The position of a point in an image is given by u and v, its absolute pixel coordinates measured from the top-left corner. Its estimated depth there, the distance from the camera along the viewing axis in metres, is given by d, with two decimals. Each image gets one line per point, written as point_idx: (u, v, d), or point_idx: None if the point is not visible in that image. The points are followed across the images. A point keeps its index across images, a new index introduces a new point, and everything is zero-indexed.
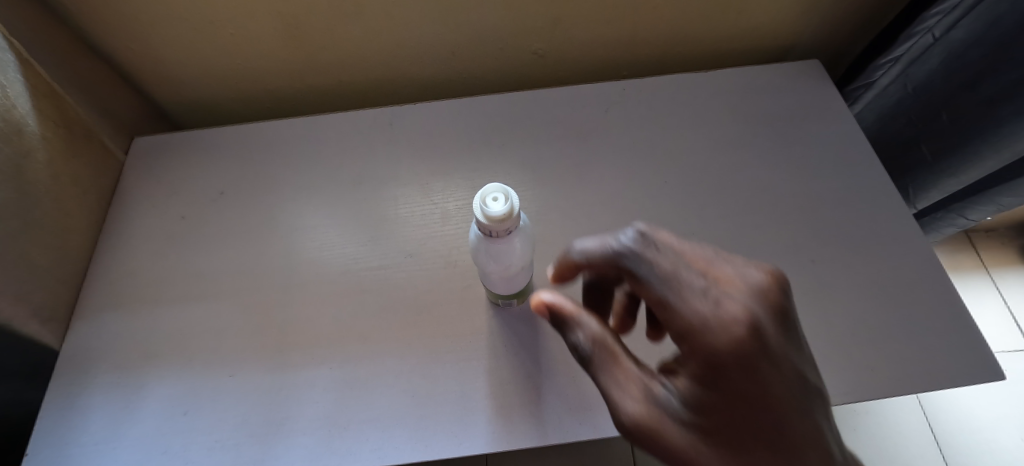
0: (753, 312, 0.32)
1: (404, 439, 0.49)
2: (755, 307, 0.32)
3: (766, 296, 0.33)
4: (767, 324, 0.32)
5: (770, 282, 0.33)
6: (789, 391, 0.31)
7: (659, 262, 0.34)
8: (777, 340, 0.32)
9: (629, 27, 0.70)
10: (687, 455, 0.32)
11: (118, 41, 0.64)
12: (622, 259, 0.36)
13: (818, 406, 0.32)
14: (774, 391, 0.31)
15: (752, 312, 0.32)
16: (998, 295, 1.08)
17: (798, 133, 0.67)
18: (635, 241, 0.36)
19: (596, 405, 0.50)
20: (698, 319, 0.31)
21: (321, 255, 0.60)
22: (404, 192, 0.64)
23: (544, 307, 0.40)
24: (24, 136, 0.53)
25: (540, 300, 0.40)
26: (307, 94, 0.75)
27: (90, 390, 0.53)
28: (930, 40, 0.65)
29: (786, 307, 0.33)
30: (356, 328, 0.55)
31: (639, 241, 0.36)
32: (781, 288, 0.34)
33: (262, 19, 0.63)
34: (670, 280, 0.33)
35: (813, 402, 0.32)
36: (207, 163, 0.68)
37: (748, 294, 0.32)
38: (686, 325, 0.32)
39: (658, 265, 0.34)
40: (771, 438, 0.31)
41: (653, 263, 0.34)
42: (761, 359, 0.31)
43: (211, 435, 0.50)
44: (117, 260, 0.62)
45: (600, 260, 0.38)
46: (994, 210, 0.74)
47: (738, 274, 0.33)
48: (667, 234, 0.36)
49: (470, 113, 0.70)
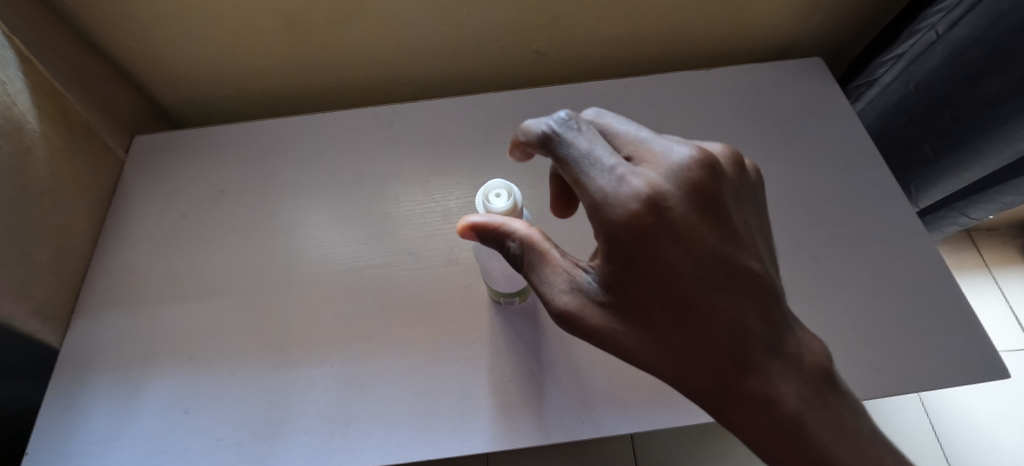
0: (663, 191, 0.30)
1: (406, 438, 0.49)
2: (667, 186, 0.30)
3: (683, 174, 0.30)
4: (680, 202, 0.30)
5: (693, 156, 0.31)
6: (702, 272, 0.31)
7: (574, 146, 0.32)
8: (690, 218, 0.30)
9: (630, 25, 0.70)
10: (604, 332, 0.35)
11: (119, 39, 0.64)
12: (542, 146, 0.33)
13: (740, 284, 0.32)
14: (685, 272, 0.31)
15: (662, 191, 0.30)
16: (1000, 294, 1.08)
17: (800, 131, 0.67)
18: (557, 128, 0.33)
19: (599, 403, 0.50)
20: (601, 193, 0.30)
21: (321, 253, 0.60)
22: (405, 190, 0.64)
23: (472, 229, 0.37)
24: (25, 134, 0.53)
25: (469, 224, 0.37)
26: (308, 92, 0.75)
27: (90, 388, 0.53)
28: (933, 37, 0.64)
29: (710, 181, 0.31)
30: (356, 327, 0.55)
31: (561, 128, 0.32)
32: (708, 161, 0.31)
33: (263, 17, 0.62)
34: (582, 164, 0.31)
35: (733, 281, 0.32)
36: (208, 162, 0.68)
37: (658, 173, 0.31)
38: (592, 209, 0.31)
39: (573, 151, 0.31)
40: (678, 314, 0.32)
41: (568, 148, 0.32)
42: (660, 235, 0.30)
43: (211, 434, 0.50)
44: (117, 258, 0.62)
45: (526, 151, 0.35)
46: (996, 209, 0.74)
47: (657, 154, 0.31)
48: (600, 123, 0.34)
49: (471, 111, 0.69)
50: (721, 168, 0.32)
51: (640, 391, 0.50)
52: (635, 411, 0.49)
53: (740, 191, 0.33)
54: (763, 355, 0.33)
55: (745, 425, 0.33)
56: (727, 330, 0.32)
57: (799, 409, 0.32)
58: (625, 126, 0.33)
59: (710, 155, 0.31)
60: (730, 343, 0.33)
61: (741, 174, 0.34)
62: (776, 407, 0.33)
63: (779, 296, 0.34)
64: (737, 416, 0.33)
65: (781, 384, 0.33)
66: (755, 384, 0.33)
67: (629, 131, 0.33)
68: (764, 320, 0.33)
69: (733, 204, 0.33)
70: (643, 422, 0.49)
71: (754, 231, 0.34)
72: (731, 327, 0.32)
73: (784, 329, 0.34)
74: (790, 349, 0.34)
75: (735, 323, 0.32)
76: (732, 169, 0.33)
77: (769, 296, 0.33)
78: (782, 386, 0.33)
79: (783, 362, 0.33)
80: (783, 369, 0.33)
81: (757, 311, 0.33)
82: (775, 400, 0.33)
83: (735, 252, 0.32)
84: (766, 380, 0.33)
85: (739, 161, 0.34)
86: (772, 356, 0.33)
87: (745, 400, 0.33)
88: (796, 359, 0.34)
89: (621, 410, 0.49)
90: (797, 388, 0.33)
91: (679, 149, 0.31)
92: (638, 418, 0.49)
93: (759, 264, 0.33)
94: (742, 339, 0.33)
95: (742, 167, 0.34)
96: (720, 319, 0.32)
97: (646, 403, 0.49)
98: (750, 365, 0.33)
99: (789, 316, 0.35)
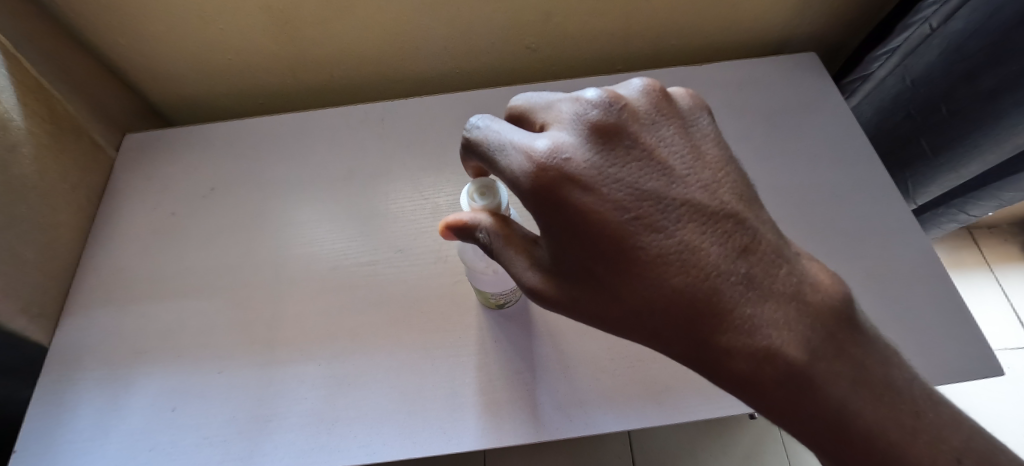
0: (563, 149, 0.32)
1: (393, 436, 0.48)
2: (567, 141, 0.32)
3: (583, 125, 0.32)
4: (585, 154, 0.32)
5: (587, 106, 0.33)
6: (633, 218, 0.31)
7: (484, 135, 0.34)
8: (600, 166, 0.32)
9: (623, 19, 0.69)
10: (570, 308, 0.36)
11: (106, 37, 0.64)
12: (464, 144, 0.35)
13: (685, 223, 0.31)
14: (616, 223, 0.31)
15: (563, 149, 0.32)
16: (999, 290, 1.07)
17: (793, 127, 0.66)
18: (469, 127, 0.35)
19: (588, 401, 0.49)
20: (508, 169, 0.32)
21: (310, 250, 0.60)
22: (396, 187, 0.64)
23: (448, 231, 0.37)
24: (9, 131, 0.53)
25: (444, 225, 0.36)
26: (298, 88, 0.75)
27: (78, 386, 0.53)
28: (927, 30, 0.63)
29: (615, 124, 0.32)
30: (345, 325, 0.55)
31: (472, 125, 0.35)
32: (605, 104, 0.33)
33: (250, 14, 0.62)
34: (490, 148, 0.33)
35: (668, 222, 0.31)
36: (197, 159, 0.68)
37: (558, 132, 0.33)
38: (504, 183, 0.33)
39: (484, 138, 0.34)
40: (622, 270, 0.32)
41: (479, 138, 0.34)
42: (568, 188, 0.31)
43: (198, 432, 0.50)
44: (106, 256, 0.62)
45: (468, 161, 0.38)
46: (996, 206, 0.73)
47: (557, 116, 0.34)
48: (516, 106, 0.36)
49: (462, 107, 0.69)
50: (626, 105, 0.33)
51: (629, 389, 0.50)
52: (625, 410, 0.49)
53: (668, 123, 0.33)
54: (743, 299, 0.31)
55: (735, 380, 0.31)
56: (688, 279, 0.31)
57: (798, 357, 0.30)
58: (533, 101, 0.35)
59: (607, 97, 0.33)
60: (696, 294, 0.31)
61: (664, 106, 0.34)
62: (770, 359, 0.30)
63: (743, 224, 0.32)
64: (731, 376, 0.31)
65: (774, 331, 0.30)
66: (738, 337, 0.31)
67: (537, 103, 0.35)
68: (730, 256, 0.31)
69: (653, 138, 0.33)
70: (634, 421, 0.48)
71: (696, 160, 0.33)
72: (690, 274, 0.31)
73: (766, 264, 0.31)
74: (779, 287, 0.31)
75: (693, 268, 0.31)
76: (650, 106, 0.34)
77: (728, 227, 0.31)
78: (776, 333, 0.30)
79: (771, 304, 0.31)
80: (774, 313, 0.30)
81: (718, 249, 0.31)
82: (767, 350, 0.30)
83: (666, 189, 0.32)
84: (753, 329, 0.30)
85: (658, 91, 0.34)
86: (755, 300, 0.31)
87: (728, 355, 0.31)
88: (787, 299, 0.31)
89: (611, 408, 0.49)
90: (793, 333, 0.30)
91: (578, 103, 0.33)
92: (628, 416, 0.48)
93: (702, 194, 0.32)
94: (709, 286, 0.31)
95: (664, 97, 0.34)
96: (673, 267, 0.31)
97: (636, 402, 0.49)
98: (729, 317, 0.31)
99: (771, 248, 0.32)
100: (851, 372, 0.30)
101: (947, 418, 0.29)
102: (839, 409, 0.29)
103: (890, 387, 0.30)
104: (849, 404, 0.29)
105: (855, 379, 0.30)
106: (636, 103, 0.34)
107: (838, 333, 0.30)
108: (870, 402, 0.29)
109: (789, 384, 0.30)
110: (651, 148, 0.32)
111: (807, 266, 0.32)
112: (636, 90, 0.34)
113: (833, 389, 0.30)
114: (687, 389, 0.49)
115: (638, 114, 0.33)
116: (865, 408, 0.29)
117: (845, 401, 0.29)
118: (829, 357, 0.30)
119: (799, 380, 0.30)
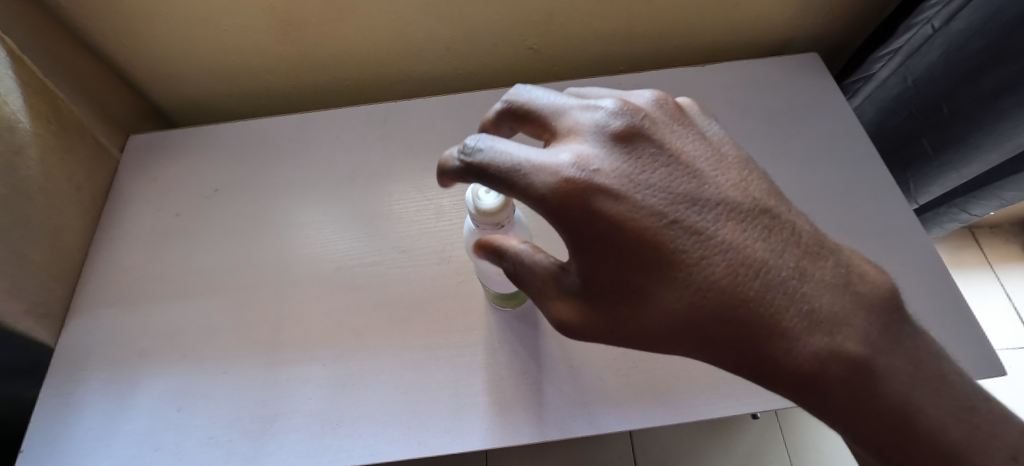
0: (589, 160, 0.33)
1: (398, 435, 0.49)
2: (591, 152, 0.33)
3: (605, 134, 0.34)
4: (612, 163, 0.33)
5: (607, 116, 0.34)
6: (672, 222, 0.32)
7: (490, 159, 0.33)
8: (631, 174, 0.33)
9: (626, 20, 0.69)
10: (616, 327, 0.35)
11: (111, 38, 0.64)
12: (461, 167, 0.34)
13: (724, 222, 0.32)
14: (656, 228, 0.32)
15: (589, 160, 0.33)
16: (1001, 290, 1.07)
17: (796, 127, 0.66)
18: (466, 148, 0.34)
19: (592, 401, 0.49)
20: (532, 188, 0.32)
21: (315, 251, 0.60)
22: (400, 189, 0.64)
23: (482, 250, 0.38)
24: (16, 133, 0.53)
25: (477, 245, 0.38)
26: (302, 89, 0.75)
27: (84, 386, 0.53)
28: (930, 31, 0.63)
29: (637, 131, 0.34)
30: (350, 326, 0.55)
31: (471, 146, 0.33)
32: (624, 114, 0.34)
33: (255, 15, 0.62)
34: (503, 169, 0.32)
35: (708, 223, 0.32)
36: (202, 160, 0.68)
37: (578, 143, 0.34)
38: (527, 202, 0.32)
39: (492, 160, 0.32)
40: (666, 278, 0.32)
41: (485, 161, 0.33)
42: (602, 197, 0.32)
43: (203, 431, 0.50)
44: (111, 257, 0.62)
45: (445, 181, 0.36)
46: (998, 206, 0.72)
47: (574, 126, 0.34)
48: (518, 101, 0.36)
49: (465, 108, 0.69)
50: (645, 114, 0.35)
51: (632, 390, 0.50)
52: (629, 410, 0.49)
53: (686, 130, 0.35)
54: (797, 295, 0.31)
55: (796, 384, 0.31)
56: (737, 279, 0.31)
57: (859, 351, 0.30)
58: (541, 102, 0.36)
59: (625, 107, 0.34)
60: (747, 294, 0.31)
61: (677, 114, 0.36)
62: (835, 355, 0.30)
63: (779, 218, 0.33)
64: (794, 378, 0.31)
65: (833, 327, 0.30)
66: (799, 334, 0.30)
67: (546, 106, 0.36)
68: (775, 251, 0.32)
69: (676, 143, 0.34)
70: (637, 421, 0.48)
71: (721, 161, 0.34)
72: (739, 273, 0.31)
73: (811, 257, 0.32)
74: (830, 278, 0.31)
75: (742, 266, 0.31)
76: (665, 114, 0.36)
77: (766, 222, 0.32)
78: (835, 329, 0.30)
79: (827, 297, 0.31)
80: (832, 306, 0.31)
81: (762, 245, 0.32)
82: (830, 346, 0.30)
83: (700, 190, 0.33)
84: (812, 326, 0.30)
85: (670, 102, 0.36)
86: (809, 293, 0.31)
87: (788, 357, 0.31)
88: (841, 291, 0.31)
89: (614, 408, 0.49)
90: (852, 327, 0.30)
91: (596, 113, 0.34)
92: (632, 416, 0.49)
93: (735, 192, 0.33)
94: (759, 284, 0.31)
95: (676, 107, 0.36)
96: (721, 268, 0.32)
97: (639, 402, 0.49)
98: (784, 313, 0.31)
99: (812, 239, 0.33)
100: (910, 367, 0.30)
101: (998, 415, 0.30)
102: (905, 406, 0.29)
103: (944, 379, 0.30)
104: (913, 398, 0.29)
105: (915, 373, 0.30)
106: (652, 112, 0.35)
107: (892, 326, 0.31)
108: (930, 398, 0.30)
109: (853, 382, 0.30)
110: (678, 152, 0.34)
111: (849, 255, 0.33)
112: (649, 101, 0.36)
113: (896, 384, 0.30)
114: (691, 389, 0.50)
115: (657, 122, 0.35)
116: (926, 403, 0.29)
117: (909, 395, 0.30)
118: (887, 350, 0.30)
119: (865, 377, 0.30)
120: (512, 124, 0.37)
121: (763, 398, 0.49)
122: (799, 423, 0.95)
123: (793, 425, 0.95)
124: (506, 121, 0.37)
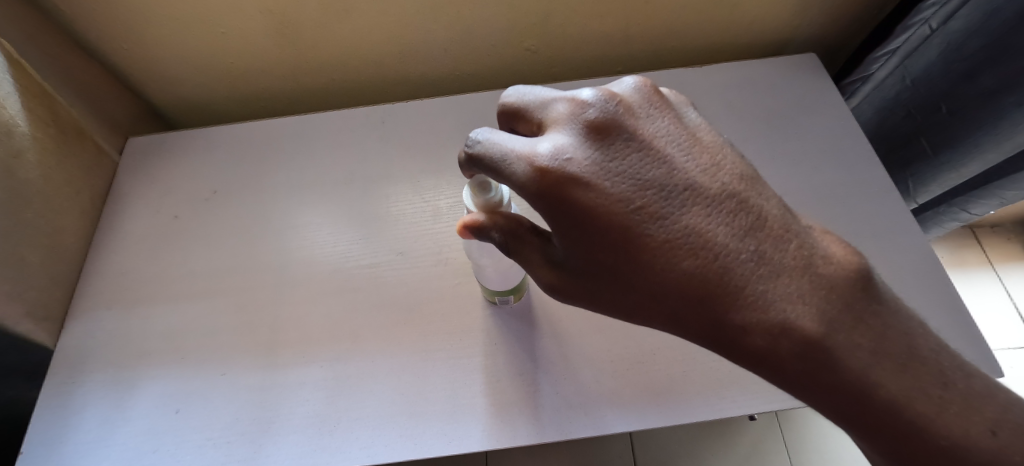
0: (564, 150, 0.33)
1: (395, 437, 0.49)
2: (568, 141, 0.33)
3: (581, 123, 0.33)
4: (585, 152, 0.33)
5: (584, 104, 0.34)
6: (638, 209, 0.32)
7: (485, 149, 0.34)
8: (599, 162, 0.32)
9: (623, 20, 0.69)
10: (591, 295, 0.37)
11: (109, 41, 0.64)
12: (465, 158, 0.35)
13: (688, 208, 0.32)
14: (621, 214, 0.32)
15: (564, 150, 0.33)
16: (1003, 289, 1.07)
17: (794, 128, 0.66)
18: (470, 140, 0.35)
19: (589, 403, 0.50)
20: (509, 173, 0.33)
21: (312, 252, 0.60)
22: (396, 190, 0.64)
23: (465, 231, 0.38)
24: (14, 136, 0.53)
25: (461, 225, 0.37)
26: (300, 92, 0.75)
27: (83, 388, 0.54)
28: (927, 31, 0.63)
29: (611, 120, 0.33)
30: (347, 327, 0.55)
31: (475, 137, 0.35)
32: (600, 102, 0.34)
33: (252, 18, 0.62)
34: (493, 160, 0.33)
35: (673, 208, 0.32)
36: (202, 162, 0.68)
37: (559, 134, 0.34)
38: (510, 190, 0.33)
39: (485, 151, 0.34)
40: (630, 259, 0.33)
41: (482, 151, 0.34)
42: (571, 186, 0.32)
43: (202, 433, 0.50)
44: (110, 260, 0.62)
45: (468, 175, 0.38)
46: (998, 204, 0.71)
47: (557, 117, 0.34)
48: (511, 102, 0.36)
49: (463, 109, 0.69)
50: (621, 101, 0.34)
51: (628, 392, 0.50)
52: (625, 412, 0.49)
53: (664, 114, 0.34)
54: (754, 276, 0.31)
55: (748, 358, 0.32)
56: (698, 262, 0.31)
57: (815, 330, 0.30)
58: (529, 98, 0.36)
59: (602, 95, 0.34)
60: (706, 276, 0.31)
61: (656, 99, 0.35)
62: (786, 333, 0.30)
63: (746, 204, 0.32)
64: (751, 353, 0.31)
65: (787, 305, 0.30)
66: (753, 314, 0.31)
67: (532, 101, 0.36)
68: (737, 236, 0.31)
69: (648, 129, 0.34)
70: (635, 422, 0.49)
71: (693, 146, 0.33)
72: (699, 257, 0.31)
73: (775, 240, 0.31)
74: (794, 261, 0.31)
75: (703, 250, 0.31)
76: (643, 100, 0.35)
77: (732, 207, 0.32)
78: (789, 308, 0.30)
79: (783, 280, 0.31)
80: (787, 288, 0.30)
81: (724, 229, 0.31)
82: (783, 325, 0.30)
83: (668, 176, 0.32)
84: (767, 305, 0.30)
85: (650, 88, 0.35)
86: (766, 276, 0.31)
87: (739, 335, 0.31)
88: (800, 273, 0.31)
89: (610, 410, 0.49)
90: (809, 307, 0.30)
91: (577, 102, 0.34)
92: (628, 418, 0.49)
93: (704, 178, 0.32)
94: (720, 267, 0.31)
95: (655, 91, 0.35)
96: (681, 251, 0.32)
97: (637, 403, 0.49)
98: (740, 294, 0.31)
99: (779, 222, 0.32)
100: (872, 343, 0.30)
101: (981, 390, 0.29)
102: (863, 381, 0.29)
103: (913, 355, 0.30)
104: (870, 374, 0.29)
105: (875, 349, 0.30)
106: (630, 98, 0.35)
107: (856, 304, 0.30)
108: (893, 375, 0.29)
109: (808, 358, 0.30)
110: (648, 138, 0.33)
111: (821, 238, 0.32)
112: (629, 88, 0.35)
113: (852, 360, 0.30)
114: (687, 391, 0.50)
115: (633, 107, 0.34)
116: (887, 379, 0.29)
117: (867, 372, 0.29)
118: (847, 329, 0.30)
119: (819, 353, 0.30)
120: (512, 126, 0.38)
121: (759, 400, 0.49)
122: (799, 423, 0.95)
123: (793, 425, 0.95)
124: (506, 124, 0.38)
